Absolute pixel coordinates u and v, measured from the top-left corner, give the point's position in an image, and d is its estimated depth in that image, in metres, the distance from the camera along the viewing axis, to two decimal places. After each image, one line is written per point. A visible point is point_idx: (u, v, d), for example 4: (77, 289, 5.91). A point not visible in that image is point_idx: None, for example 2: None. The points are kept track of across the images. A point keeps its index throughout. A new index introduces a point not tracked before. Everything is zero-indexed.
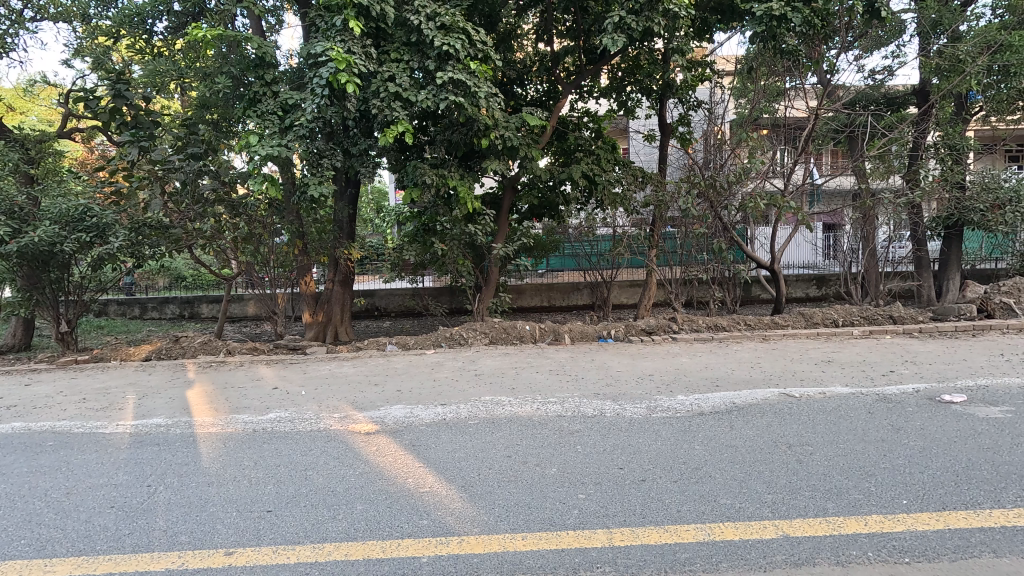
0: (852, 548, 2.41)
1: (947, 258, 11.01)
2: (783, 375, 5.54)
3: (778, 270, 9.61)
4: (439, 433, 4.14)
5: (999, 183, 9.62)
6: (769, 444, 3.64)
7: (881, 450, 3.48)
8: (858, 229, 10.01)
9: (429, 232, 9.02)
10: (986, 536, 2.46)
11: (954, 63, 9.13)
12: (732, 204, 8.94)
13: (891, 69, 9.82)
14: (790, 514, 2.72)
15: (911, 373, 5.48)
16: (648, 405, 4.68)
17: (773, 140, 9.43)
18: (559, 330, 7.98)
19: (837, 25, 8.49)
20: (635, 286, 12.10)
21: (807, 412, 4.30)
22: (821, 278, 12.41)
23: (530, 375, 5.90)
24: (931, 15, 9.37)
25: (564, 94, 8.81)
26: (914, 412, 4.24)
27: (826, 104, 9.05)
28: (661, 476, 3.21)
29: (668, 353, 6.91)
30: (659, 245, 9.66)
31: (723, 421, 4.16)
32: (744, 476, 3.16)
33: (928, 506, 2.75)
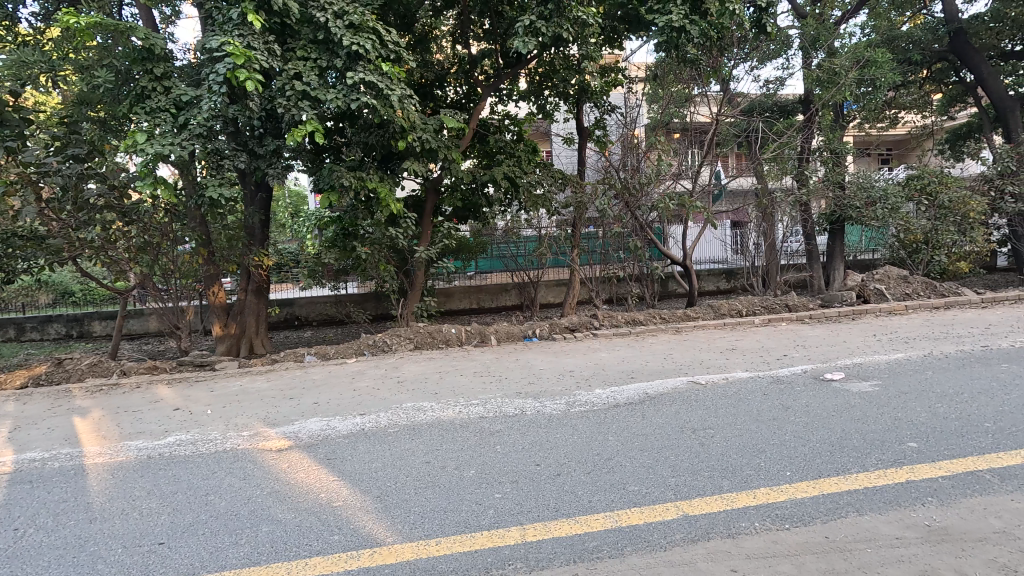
0: (742, 521, 2.61)
1: (833, 250, 12.22)
2: (691, 364, 5.91)
3: (690, 266, 10.22)
4: (357, 444, 4.01)
5: (872, 183, 10.83)
6: (676, 430, 3.87)
7: (771, 428, 3.81)
8: (758, 226, 10.87)
9: (349, 237, 8.71)
10: (852, 498, 2.76)
11: (831, 76, 10.18)
12: (645, 204, 9.40)
13: (781, 79, 10.78)
14: (690, 494, 2.91)
15: (800, 356, 6.05)
16: (567, 400, 4.81)
17: (681, 143, 10.01)
18: (485, 331, 8.00)
19: (732, 37, 9.18)
20: (561, 285, 12.40)
21: (710, 397, 4.63)
22: (729, 272, 13.35)
23: (454, 378, 5.87)
24: (811, 31, 10.37)
25: (484, 97, 8.80)
26: (802, 391, 4.68)
27: (726, 110, 9.75)
28: (576, 469, 3.32)
29: (590, 349, 7.13)
30: (581, 245, 9.96)
31: (636, 411, 4.37)
32: (651, 463, 3.34)
33: (807, 475, 3.04)
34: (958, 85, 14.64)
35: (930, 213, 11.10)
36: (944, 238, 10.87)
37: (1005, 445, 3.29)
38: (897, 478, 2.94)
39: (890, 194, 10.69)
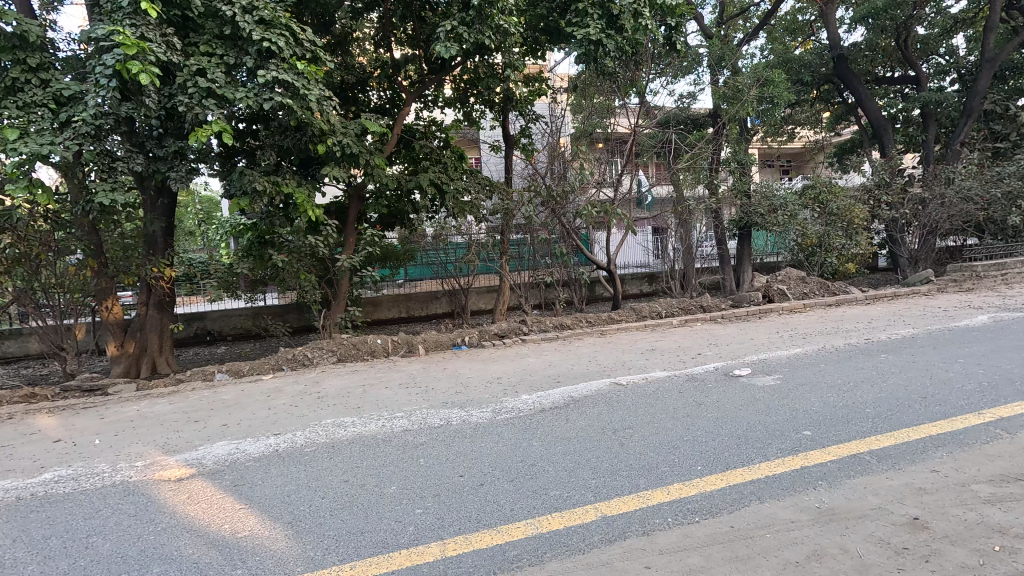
0: (656, 517, 2.71)
1: (742, 254, 13.16)
2: (615, 366, 6.10)
3: (614, 270, 10.53)
4: (269, 467, 3.75)
5: (773, 192, 11.82)
6: (598, 432, 3.96)
7: (685, 425, 4.00)
8: (676, 232, 11.49)
9: (265, 245, 8.21)
10: (754, 487, 2.95)
11: (735, 93, 10.99)
12: (570, 211, 9.64)
13: (693, 94, 11.51)
14: (609, 495, 2.98)
15: (713, 354, 6.43)
16: (494, 408, 4.79)
17: (604, 152, 10.37)
18: (412, 341, 7.82)
19: (647, 54, 9.69)
20: (491, 291, 12.40)
21: (631, 398, 4.79)
22: (651, 275, 13.95)
23: (379, 391, 5.67)
24: (716, 51, 11.18)
25: (408, 103, 8.58)
26: (713, 387, 4.97)
27: (644, 122, 10.23)
28: (499, 477, 3.30)
29: (518, 355, 7.17)
30: (510, 252, 10.05)
31: (560, 415, 4.44)
32: (573, 466, 3.39)
33: (716, 468, 3.22)
34: (840, 106, 16.09)
35: (822, 219, 12.27)
36: (834, 242, 12.05)
37: (882, 428, 3.67)
38: (792, 465, 3.18)
39: (789, 203, 11.77)
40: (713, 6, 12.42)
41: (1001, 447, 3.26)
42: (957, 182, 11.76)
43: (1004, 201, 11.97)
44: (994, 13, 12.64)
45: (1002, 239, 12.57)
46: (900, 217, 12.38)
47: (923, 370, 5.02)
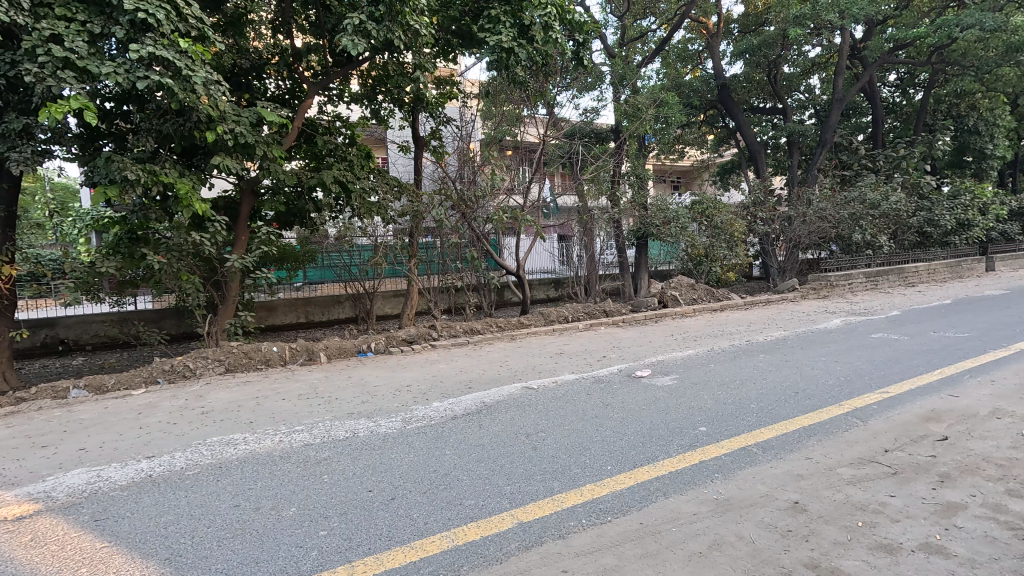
0: (570, 520, 2.74)
1: (640, 262, 14.00)
2: (525, 370, 6.16)
3: (523, 275, 10.65)
4: (140, 496, 3.26)
5: (667, 205, 12.76)
6: (511, 437, 3.95)
7: (595, 426, 4.13)
8: (581, 240, 12.16)
9: (137, 242, 7.26)
10: (659, 483, 3.12)
11: (634, 111, 11.74)
12: (481, 216, 9.63)
13: (596, 110, 12.09)
14: (524, 500, 2.97)
15: (617, 356, 6.76)
16: (403, 417, 4.60)
17: (513, 160, 10.51)
18: (313, 348, 7.32)
19: (557, 67, 9.78)
20: (399, 295, 12.00)
21: (542, 401, 4.86)
22: (557, 281, 14.13)
23: (275, 403, 5.21)
24: (618, 70, 11.92)
25: (310, 96, 8.04)
26: (618, 388, 5.20)
27: (552, 132, 10.54)
28: (411, 490, 3.16)
29: (428, 361, 6.98)
30: (418, 255, 9.74)
31: (473, 421, 4.37)
32: (488, 473, 3.34)
33: (625, 467, 3.35)
34: (722, 130, 17.79)
35: (707, 232, 13.47)
36: (718, 253, 13.26)
37: (765, 421, 4.06)
38: (692, 460, 3.40)
39: (681, 216, 12.75)
40: (614, 27, 13.13)
41: (857, 433, 3.75)
42: (815, 204, 13.51)
43: (851, 221, 13.89)
44: (842, 59, 14.73)
45: (847, 253, 14.27)
46: (771, 232, 13.93)
47: (793, 368, 5.66)
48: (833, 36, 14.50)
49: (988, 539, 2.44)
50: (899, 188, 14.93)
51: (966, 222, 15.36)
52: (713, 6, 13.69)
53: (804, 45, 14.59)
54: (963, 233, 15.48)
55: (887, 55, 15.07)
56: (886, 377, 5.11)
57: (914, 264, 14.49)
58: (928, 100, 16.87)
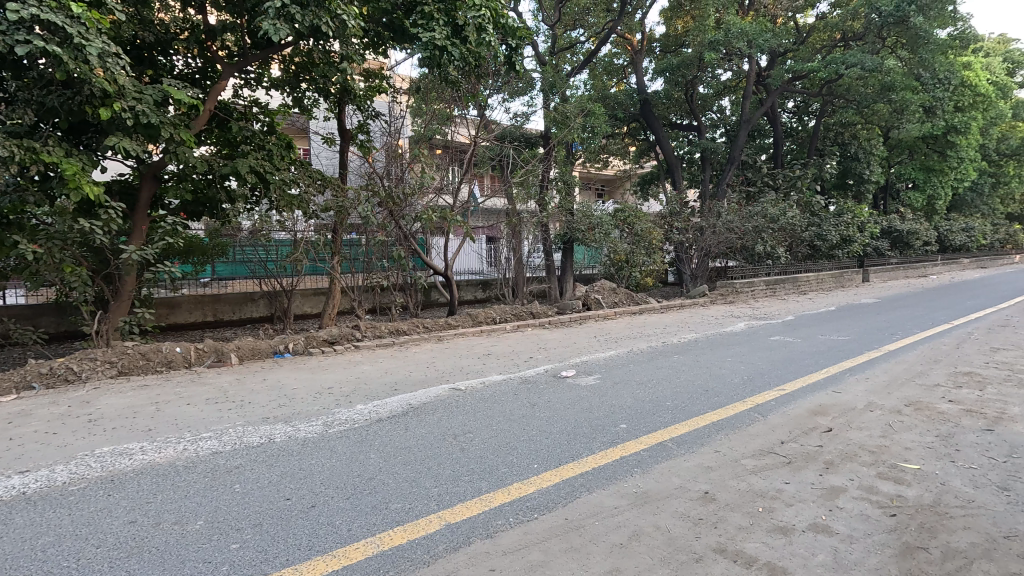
0: (498, 519, 2.77)
1: (565, 267, 14.36)
2: (453, 371, 6.14)
3: (451, 276, 10.53)
4: (12, 515, 2.87)
5: (592, 212, 13.21)
6: (438, 439, 3.91)
7: (522, 425, 4.19)
8: (508, 242, 12.19)
9: (9, 228, 6.38)
10: (584, 479, 3.23)
11: (563, 119, 12.07)
12: (409, 215, 9.40)
13: (527, 115, 12.29)
14: (452, 501, 2.96)
15: (543, 357, 6.90)
16: (325, 421, 4.41)
17: (443, 159, 10.43)
18: (223, 348, 6.79)
19: (488, 69, 9.86)
20: (319, 293, 11.44)
21: (469, 402, 4.86)
22: (485, 282, 14.19)
23: (178, 408, 4.78)
24: (548, 78, 12.21)
25: (225, 78, 7.49)
26: (544, 389, 5.33)
27: (482, 134, 10.58)
28: (333, 496, 3.03)
29: (351, 363, 6.72)
30: (341, 252, 9.38)
31: (398, 424, 4.27)
32: (415, 476, 3.28)
33: (551, 465, 3.43)
34: (643, 142, 18.78)
35: (629, 238, 14.12)
36: (638, 259, 13.96)
37: (679, 418, 4.33)
38: (613, 457, 3.55)
39: (605, 223, 13.21)
40: (546, 35, 13.40)
41: (758, 427, 4.10)
42: (724, 217, 14.64)
43: (755, 234, 15.15)
44: (750, 85, 16.08)
45: (750, 262, 15.55)
46: (685, 241, 14.86)
47: (703, 368, 6.09)
48: (742, 63, 15.77)
49: (864, 517, 2.76)
50: (794, 205, 16.53)
51: (848, 238, 17.31)
52: (638, 24, 14.41)
53: (717, 69, 15.74)
54: (845, 248, 17.43)
55: (787, 84, 16.61)
56: (781, 376, 5.64)
57: (805, 274, 16.13)
58: (820, 127, 18.82)
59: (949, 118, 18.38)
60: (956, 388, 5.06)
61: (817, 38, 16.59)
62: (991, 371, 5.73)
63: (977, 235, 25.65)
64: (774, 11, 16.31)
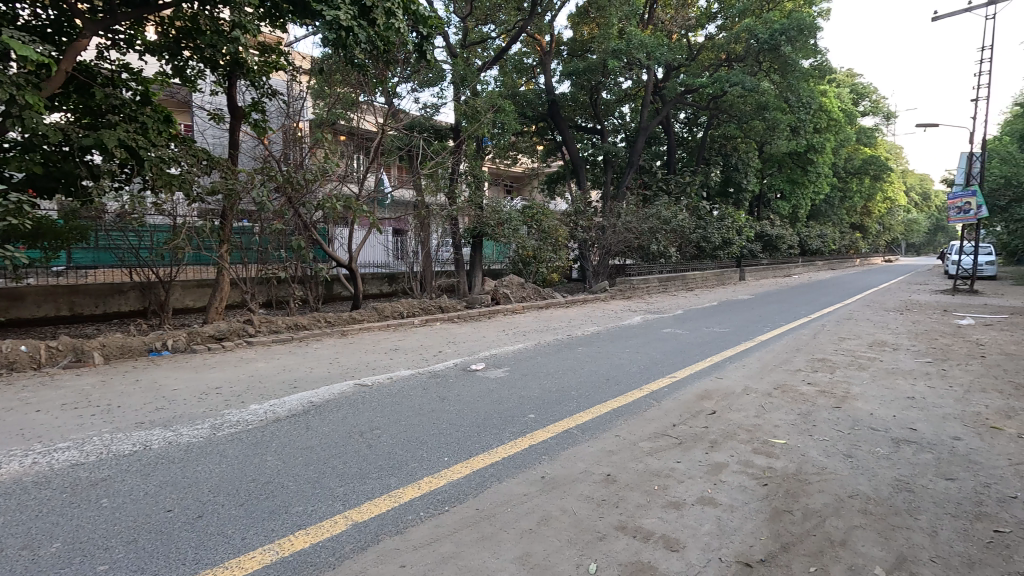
0: (408, 514, 2.71)
1: (474, 261, 14.28)
2: (358, 367, 5.89)
3: (355, 268, 10.11)
4: None
5: (501, 208, 13.33)
6: (342, 437, 3.73)
7: (431, 420, 4.13)
8: (416, 236, 11.89)
9: None
10: (494, 469, 3.26)
11: (473, 113, 12.05)
12: (309, 202, 8.75)
13: (437, 106, 12.12)
14: (359, 500, 2.84)
15: (452, 351, 6.88)
16: (212, 423, 4.02)
17: (348, 146, 9.95)
18: (83, 346, 5.95)
19: (397, 55, 9.53)
20: (204, 286, 10.39)
21: (376, 398, 4.70)
22: (392, 276, 13.79)
23: (24, 416, 4.08)
24: (459, 70, 12.09)
25: (86, 36, 6.52)
26: (453, 382, 5.30)
27: (390, 122, 10.24)
28: (223, 504, 2.78)
29: (241, 360, 6.18)
30: (231, 240, 8.57)
31: (298, 423, 4.02)
32: (317, 476, 3.11)
33: (461, 457, 3.43)
34: (550, 142, 19.34)
35: (536, 235, 14.47)
36: (544, 255, 14.38)
37: (583, 406, 4.54)
38: (522, 446, 3.63)
39: (513, 219, 13.38)
40: (456, 27, 13.29)
41: (653, 412, 4.42)
42: (623, 218, 15.57)
43: (651, 234, 16.26)
44: (648, 94, 17.18)
45: (646, 261, 16.68)
46: (588, 239, 15.55)
47: (605, 359, 6.44)
48: (641, 73, 16.80)
49: (742, 488, 3.09)
50: (684, 209, 18.00)
51: (728, 241, 19.24)
52: (547, 26, 14.75)
53: (619, 77, 16.65)
54: (726, 249, 19.35)
55: (680, 97, 17.97)
56: (673, 366, 6.12)
57: (692, 272, 17.67)
58: (707, 139, 20.64)
59: (809, 138, 21.05)
60: (813, 373, 5.84)
61: (706, 56, 18.15)
62: (838, 357, 6.69)
63: (828, 241, 29.76)
64: (669, 27, 17.58)
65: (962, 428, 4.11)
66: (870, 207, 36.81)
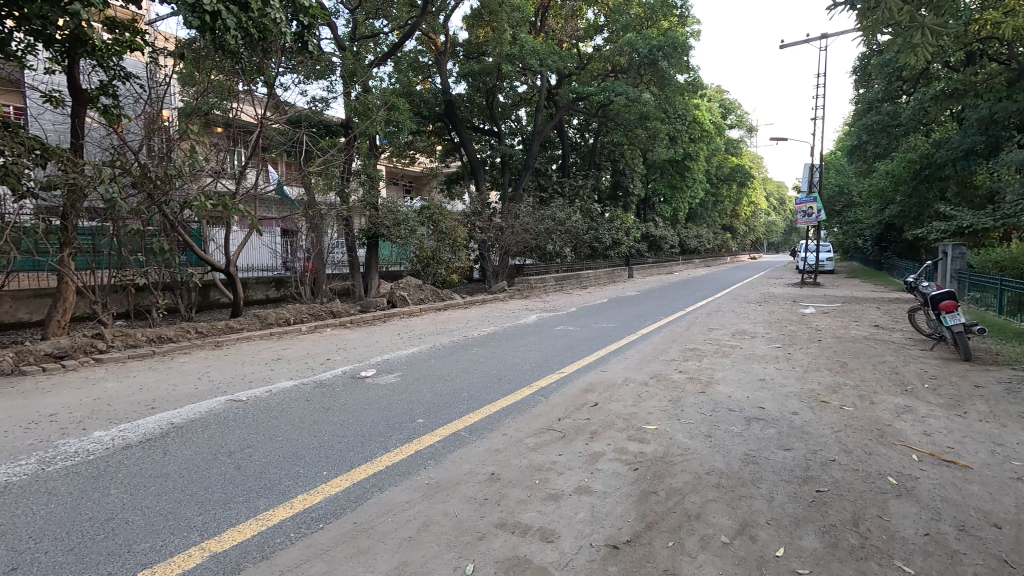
0: (276, 537, 2.53)
1: (371, 263, 13.76)
2: (233, 381, 5.41)
3: (233, 272, 9.20)
4: None
5: (398, 208, 12.97)
6: (207, 460, 3.40)
7: (311, 433, 3.91)
8: (307, 236, 11.27)
9: None
10: (376, 479, 3.16)
11: (364, 110, 11.58)
12: (175, 200, 7.85)
13: (327, 101, 11.52)
14: (220, 528, 2.60)
15: (342, 358, 6.58)
16: (41, 457, 3.46)
17: (223, 139, 9.10)
18: None
19: (277, 44, 8.86)
20: (41, 296, 8.90)
21: (251, 414, 4.34)
22: (279, 280, 12.87)
23: None
24: (348, 64, 11.56)
25: None
26: (340, 391, 5.06)
27: (272, 115, 9.51)
28: (47, 551, 2.40)
29: (87, 380, 5.39)
30: (75, 242, 7.45)
31: (154, 448, 3.59)
32: (172, 507, 2.80)
33: (342, 470, 3.28)
34: (449, 143, 19.29)
35: (434, 236, 14.33)
36: (443, 256, 14.32)
37: (472, 408, 4.56)
38: (407, 453, 3.56)
39: (410, 219, 13.07)
40: (345, 19, 12.74)
41: (540, 408, 4.57)
42: (521, 219, 15.94)
43: (547, 234, 16.83)
44: (541, 99, 17.76)
45: (543, 261, 17.27)
46: (487, 240, 15.70)
47: (499, 358, 6.55)
48: (535, 79, 17.30)
49: (614, 474, 3.30)
50: (576, 210, 18.89)
51: (618, 241, 20.56)
52: (441, 26, 14.67)
53: (514, 81, 17.00)
54: (616, 249, 20.67)
55: (571, 103, 18.79)
56: (563, 362, 6.39)
57: (586, 271, 18.60)
58: (597, 144, 21.82)
59: (685, 147, 23.15)
60: (685, 361, 6.41)
61: (594, 66, 19.17)
62: (706, 346, 7.42)
63: (704, 241, 32.94)
64: (559, 37, 18.34)
65: (800, 403, 4.75)
66: (737, 211, 41.32)
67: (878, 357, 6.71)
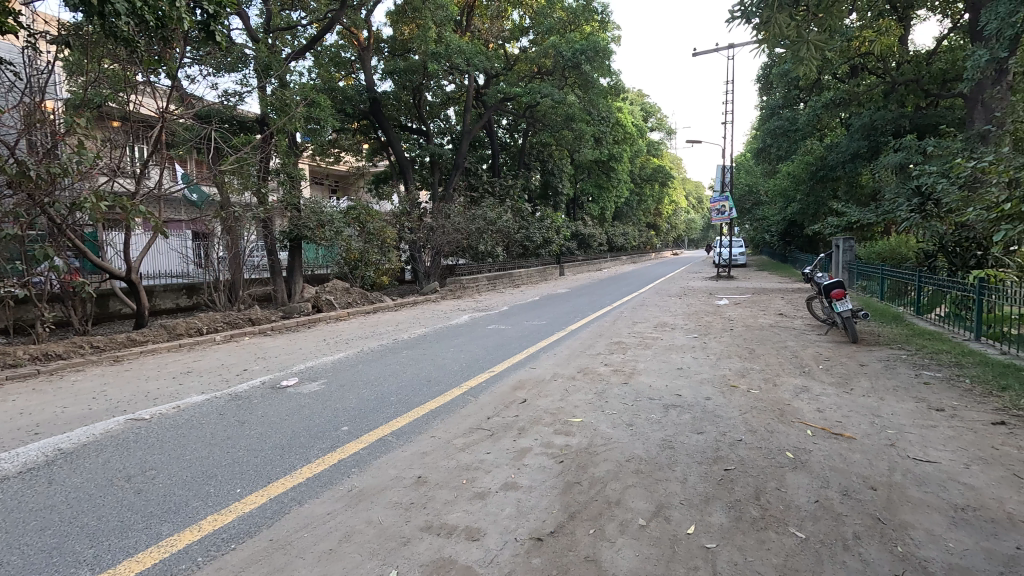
0: (181, 563, 2.36)
1: (294, 266, 13.03)
2: (135, 398, 4.95)
3: (135, 280, 8.40)
4: None
5: (322, 209, 12.42)
6: (101, 486, 3.10)
7: (223, 448, 3.67)
8: (221, 239, 10.47)
9: None
10: (295, 493, 3.03)
11: (282, 105, 10.97)
12: (61, 201, 7.04)
13: (241, 95, 10.86)
14: (115, 560, 2.38)
15: (261, 368, 6.22)
16: None
17: (118, 135, 8.29)
18: None
19: (178, 32, 8.15)
20: None
21: (155, 433, 4.00)
22: (191, 287, 11.95)
23: None
24: (263, 58, 10.89)
25: None
26: (258, 403, 4.78)
27: (176, 109, 8.75)
28: None
29: None
30: None
31: (36, 479, 3.22)
32: (58, 541, 2.53)
33: (257, 486, 3.10)
34: (375, 141, 18.78)
35: (361, 237, 13.90)
36: (371, 258, 13.96)
37: (400, 412, 4.48)
38: (329, 463, 3.43)
39: (335, 220, 12.56)
40: (258, 9, 12.01)
41: (469, 408, 4.57)
42: (452, 218, 15.80)
43: (478, 234, 16.83)
44: (469, 99, 17.71)
45: (475, 260, 17.28)
46: (417, 240, 15.27)
47: (429, 360, 6.46)
48: (463, 78, 17.19)
49: (541, 468, 3.37)
50: (507, 209, 19.03)
51: (549, 239, 20.95)
52: (363, 21, 14.21)
53: (442, 80, 16.79)
54: (547, 248, 21.08)
55: (499, 104, 18.87)
56: (493, 361, 6.42)
57: (517, 270, 18.83)
58: (526, 145, 22.08)
59: (610, 149, 24.01)
60: (610, 354, 6.66)
61: (521, 67, 19.34)
62: (631, 339, 7.74)
63: (630, 239, 34.36)
64: (485, 36, 18.36)
65: (713, 389, 5.08)
66: (660, 209, 43.47)
67: (781, 342, 7.32)
